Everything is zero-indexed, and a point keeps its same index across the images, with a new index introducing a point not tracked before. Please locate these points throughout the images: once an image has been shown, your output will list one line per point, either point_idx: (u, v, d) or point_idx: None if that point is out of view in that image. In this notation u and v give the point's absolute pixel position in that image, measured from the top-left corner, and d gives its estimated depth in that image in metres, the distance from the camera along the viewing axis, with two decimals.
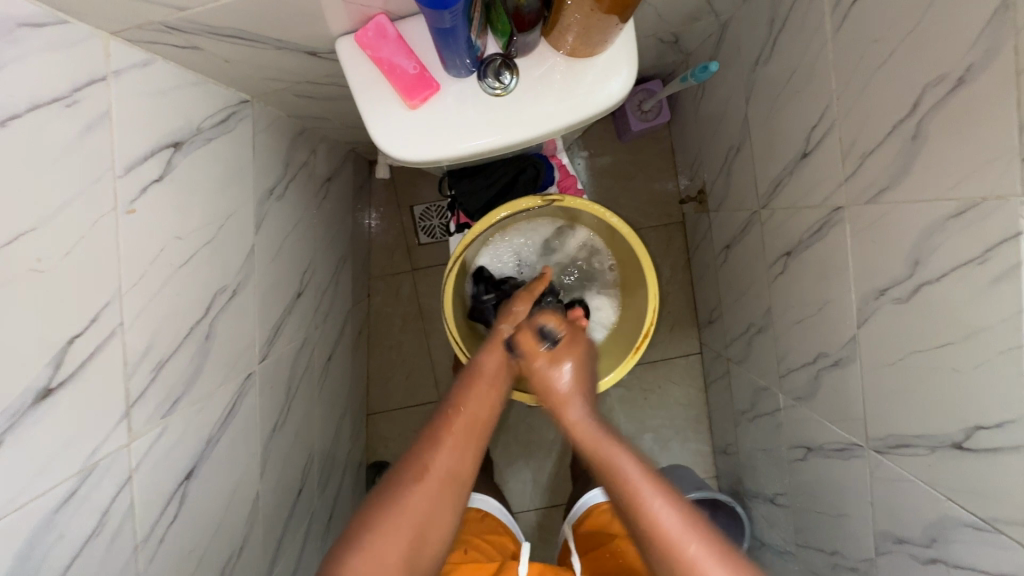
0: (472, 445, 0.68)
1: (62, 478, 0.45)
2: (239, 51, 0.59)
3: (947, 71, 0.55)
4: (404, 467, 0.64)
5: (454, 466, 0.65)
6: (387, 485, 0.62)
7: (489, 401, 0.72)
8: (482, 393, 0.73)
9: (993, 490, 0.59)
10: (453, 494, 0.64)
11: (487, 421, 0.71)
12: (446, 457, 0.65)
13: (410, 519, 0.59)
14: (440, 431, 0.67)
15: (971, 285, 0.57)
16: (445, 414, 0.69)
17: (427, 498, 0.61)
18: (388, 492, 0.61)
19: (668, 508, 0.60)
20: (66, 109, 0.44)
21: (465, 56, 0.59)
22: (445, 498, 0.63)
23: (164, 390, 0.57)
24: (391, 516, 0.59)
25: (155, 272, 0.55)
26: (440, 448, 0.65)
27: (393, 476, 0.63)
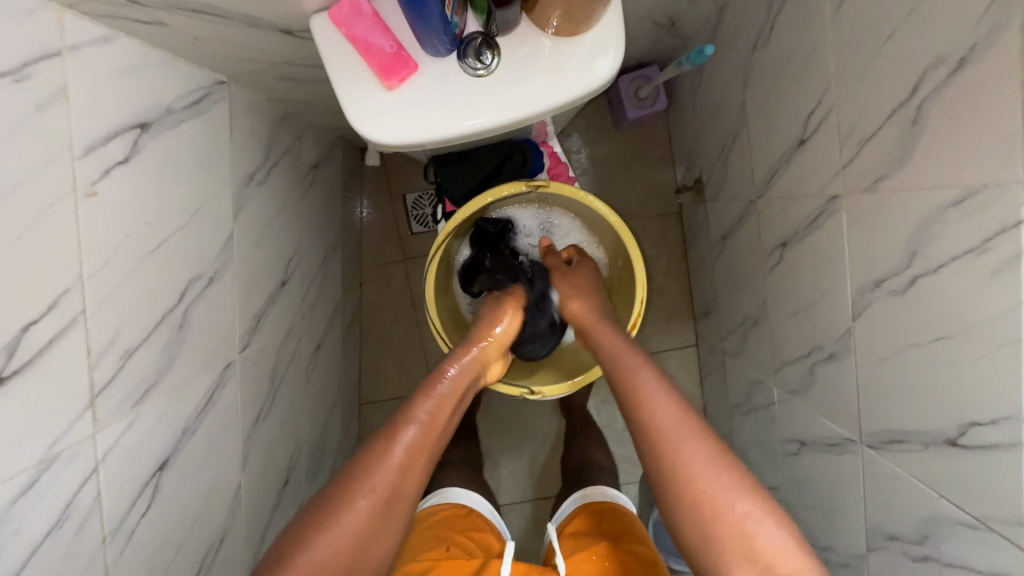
0: (422, 460, 0.64)
1: (20, 470, 0.44)
2: (209, 28, 0.56)
3: (949, 52, 0.52)
4: (347, 484, 0.60)
5: (400, 486, 0.61)
6: (328, 501, 0.59)
7: (446, 414, 0.69)
8: (440, 400, 0.69)
9: (987, 487, 0.57)
10: (396, 515, 0.61)
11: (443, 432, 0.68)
12: (391, 474, 0.61)
13: (343, 542, 0.57)
14: (387, 444, 0.62)
15: (969, 276, 0.54)
16: (401, 424, 0.65)
17: (366, 520, 0.58)
18: (326, 511, 0.58)
19: (672, 404, 0.65)
20: (15, 85, 0.42)
21: (442, 33, 0.56)
22: (385, 519, 0.60)
23: (133, 380, 0.55)
24: (326, 540, 0.56)
25: (121, 259, 0.53)
26: (383, 463, 0.61)
27: (334, 493, 0.59)
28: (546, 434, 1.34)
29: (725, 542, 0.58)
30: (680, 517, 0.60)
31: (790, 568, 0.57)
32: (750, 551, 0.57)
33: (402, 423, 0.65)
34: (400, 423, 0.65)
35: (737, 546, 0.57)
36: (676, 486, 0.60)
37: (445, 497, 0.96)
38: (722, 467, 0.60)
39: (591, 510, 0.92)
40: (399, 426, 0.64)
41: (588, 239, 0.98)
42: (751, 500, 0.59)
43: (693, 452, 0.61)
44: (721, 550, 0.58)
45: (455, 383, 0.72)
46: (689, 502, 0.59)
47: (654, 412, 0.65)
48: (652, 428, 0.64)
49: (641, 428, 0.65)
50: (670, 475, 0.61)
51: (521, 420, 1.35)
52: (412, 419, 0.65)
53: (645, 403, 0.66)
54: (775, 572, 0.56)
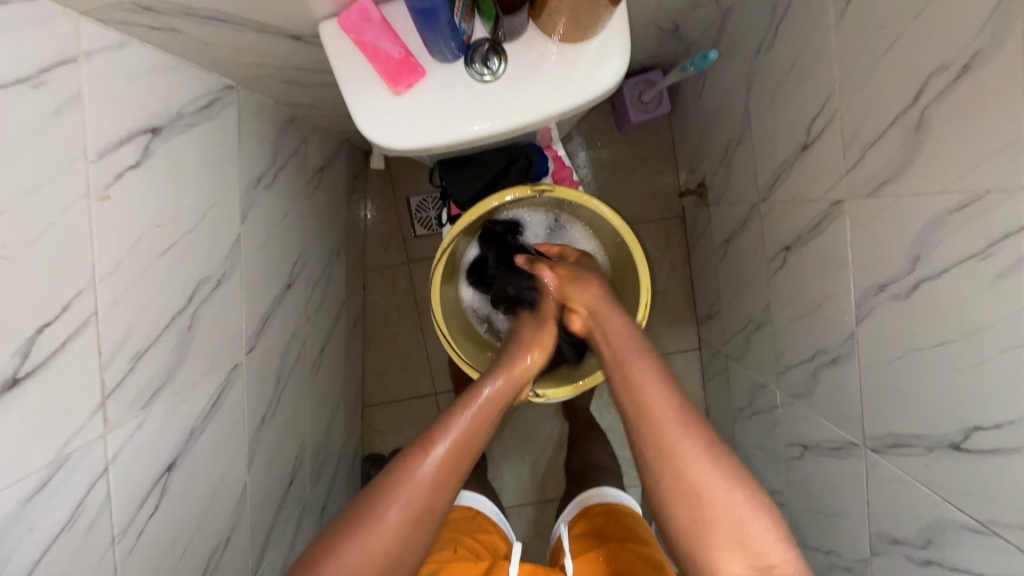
0: (453, 479, 0.63)
1: (33, 469, 0.44)
2: (220, 34, 0.57)
3: (952, 58, 0.53)
4: (378, 498, 0.60)
5: (428, 503, 0.61)
6: (357, 514, 0.59)
7: (481, 435, 0.68)
8: (476, 417, 0.68)
9: (991, 491, 0.57)
10: (422, 531, 0.60)
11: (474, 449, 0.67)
12: (421, 492, 0.61)
13: (372, 558, 0.57)
14: (419, 461, 0.62)
15: (973, 281, 0.55)
16: (432, 438, 0.64)
17: (395, 538, 0.58)
18: (355, 524, 0.58)
19: (667, 395, 0.65)
20: (33, 90, 0.42)
21: (450, 40, 0.57)
22: (414, 536, 0.59)
23: (143, 381, 0.56)
24: (355, 555, 0.56)
25: (132, 261, 0.54)
26: (413, 480, 0.61)
27: (364, 506, 0.59)
28: (548, 437, 1.35)
29: (714, 536, 0.56)
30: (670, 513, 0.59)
31: (780, 558, 0.55)
32: (743, 540, 0.55)
33: (434, 438, 0.64)
34: (432, 439, 0.65)
35: (732, 533, 0.56)
36: (670, 473, 0.60)
37: None
38: (710, 456, 0.60)
39: (598, 511, 0.92)
40: (432, 442, 0.64)
41: (594, 243, 0.99)
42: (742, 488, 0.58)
43: (686, 443, 0.61)
44: (710, 542, 0.56)
45: (493, 401, 0.71)
46: (681, 493, 0.59)
47: (650, 401, 0.65)
48: (646, 417, 0.64)
49: (634, 417, 0.66)
50: (660, 460, 0.61)
51: (524, 422, 1.35)
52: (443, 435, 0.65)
53: (639, 391, 0.67)
54: (768, 565, 0.54)
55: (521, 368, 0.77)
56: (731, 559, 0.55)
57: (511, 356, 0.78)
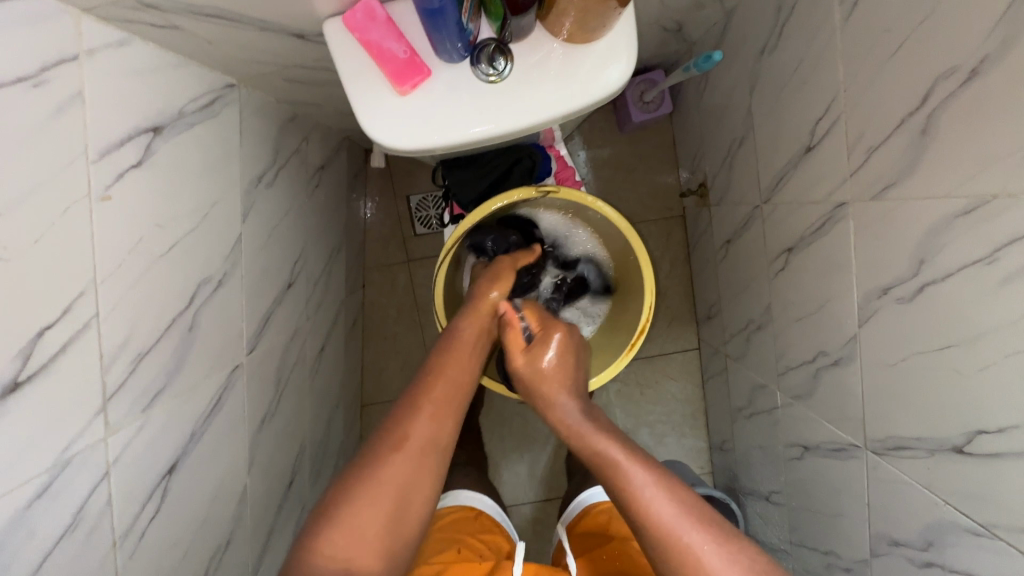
0: (450, 414, 0.68)
1: (34, 474, 0.44)
2: (222, 32, 0.56)
3: (960, 62, 0.53)
4: (385, 438, 0.64)
5: (433, 438, 0.65)
6: (365, 457, 0.63)
7: (468, 370, 0.74)
8: (461, 359, 0.74)
9: (993, 495, 0.58)
10: (432, 464, 0.64)
11: (465, 391, 0.72)
12: (426, 426, 0.65)
13: (386, 489, 0.60)
14: (416, 399, 0.67)
15: (977, 286, 0.55)
16: (426, 381, 0.70)
17: (407, 469, 0.62)
18: (365, 465, 0.62)
19: (660, 492, 0.61)
20: (32, 89, 0.42)
21: (457, 40, 0.56)
22: (422, 467, 0.63)
23: (144, 384, 0.55)
24: (371, 489, 0.59)
25: (133, 262, 0.53)
26: (417, 417, 0.65)
27: (372, 445, 0.63)
28: (548, 436, 1.35)
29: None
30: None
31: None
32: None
33: (430, 382, 0.70)
34: (428, 381, 0.70)
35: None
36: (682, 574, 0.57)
37: (453, 499, 0.96)
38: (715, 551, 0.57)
39: (601, 510, 0.91)
40: (428, 384, 0.69)
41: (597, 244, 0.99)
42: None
43: (695, 539, 0.57)
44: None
45: (471, 339, 0.77)
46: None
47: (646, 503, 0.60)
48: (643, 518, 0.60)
49: (636, 526, 0.61)
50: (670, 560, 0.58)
51: (523, 421, 1.35)
52: (437, 377, 0.70)
53: (634, 496, 0.61)
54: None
55: (482, 303, 0.80)
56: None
57: (474, 299, 0.81)
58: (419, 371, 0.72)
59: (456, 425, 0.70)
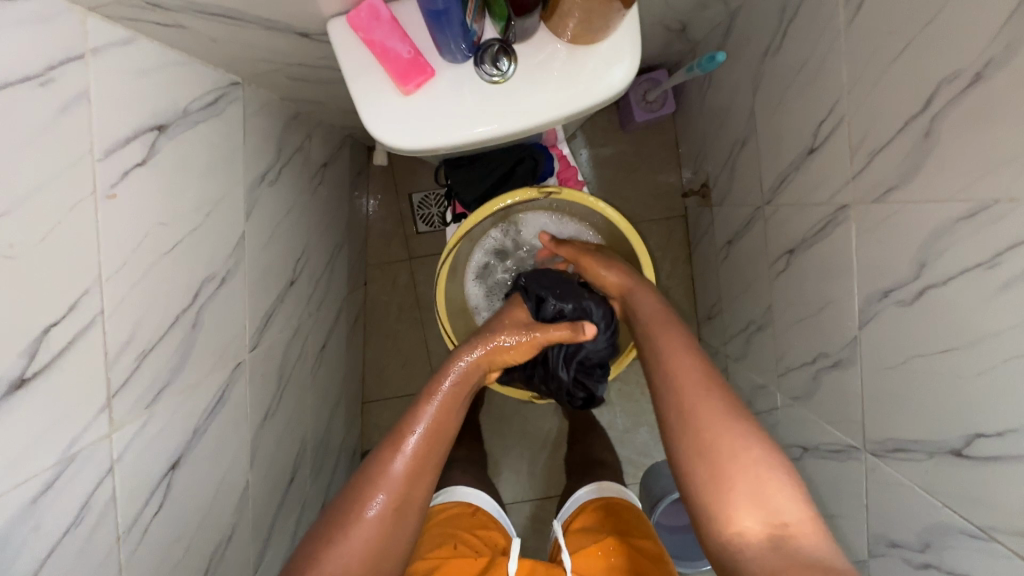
0: (427, 465, 0.65)
1: (40, 469, 0.44)
2: (226, 31, 0.56)
3: (964, 67, 0.53)
4: (357, 492, 0.61)
5: (407, 494, 0.63)
6: (337, 514, 0.60)
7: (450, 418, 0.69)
8: (441, 404, 0.69)
9: (992, 498, 0.58)
10: (405, 519, 0.62)
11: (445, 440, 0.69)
12: (396, 483, 0.62)
13: (358, 549, 0.58)
14: (392, 453, 0.64)
15: (978, 290, 0.55)
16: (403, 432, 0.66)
17: (379, 527, 0.59)
18: (339, 520, 0.59)
19: (698, 365, 0.70)
20: (40, 88, 0.42)
21: (461, 40, 0.56)
22: (395, 526, 0.61)
23: (148, 380, 0.56)
24: (340, 549, 0.57)
25: (138, 260, 0.53)
26: (388, 471, 0.62)
27: (348, 500, 0.61)
28: (548, 435, 1.35)
29: (735, 484, 0.60)
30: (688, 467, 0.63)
31: (795, 518, 0.57)
32: (759, 494, 0.59)
33: (406, 429, 0.66)
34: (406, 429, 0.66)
35: (746, 491, 0.59)
36: (698, 436, 0.64)
37: (452, 495, 0.96)
38: (733, 421, 0.64)
39: (598, 506, 0.92)
40: (403, 435, 0.66)
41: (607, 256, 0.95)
42: (756, 447, 0.62)
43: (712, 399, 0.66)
44: (730, 490, 0.60)
45: (454, 384, 0.71)
46: (706, 452, 0.63)
47: (678, 359, 0.70)
48: (670, 376, 0.69)
49: (663, 379, 0.70)
50: (686, 417, 0.65)
51: (523, 419, 1.36)
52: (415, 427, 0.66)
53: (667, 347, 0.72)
54: (783, 523, 0.57)
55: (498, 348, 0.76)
56: (747, 514, 0.58)
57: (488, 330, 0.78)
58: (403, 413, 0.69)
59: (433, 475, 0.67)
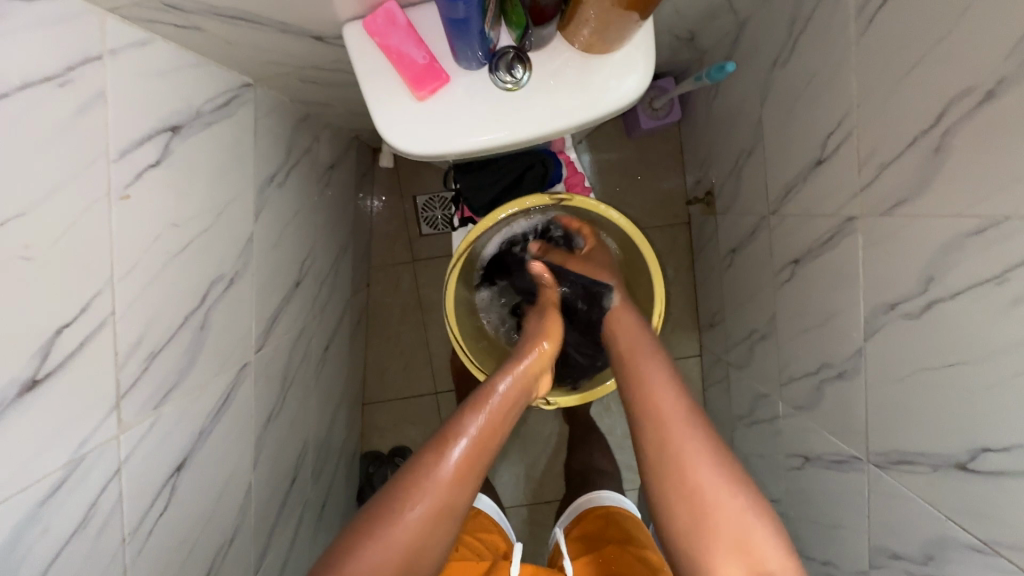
0: (473, 472, 0.65)
1: (49, 471, 0.44)
2: (243, 33, 0.56)
3: (976, 84, 0.53)
4: (401, 491, 0.62)
5: (449, 497, 0.62)
6: (379, 514, 0.60)
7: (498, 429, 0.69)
8: (490, 415, 0.69)
9: (997, 513, 0.58)
10: (443, 527, 0.62)
11: (491, 447, 0.68)
12: (445, 488, 0.62)
13: (395, 553, 0.58)
14: (439, 458, 0.63)
15: (986, 305, 0.55)
16: (449, 438, 0.65)
17: (417, 530, 0.60)
18: (381, 517, 0.60)
19: (675, 398, 0.69)
20: (57, 89, 0.42)
21: (478, 48, 0.57)
22: (432, 531, 0.61)
23: (156, 381, 0.56)
24: (379, 549, 0.58)
25: (149, 260, 0.53)
26: (435, 477, 0.62)
27: (386, 505, 0.61)
28: (548, 439, 1.35)
29: (711, 536, 0.60)
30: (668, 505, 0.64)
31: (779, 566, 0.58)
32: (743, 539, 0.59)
33: (453, 436, 0.66)
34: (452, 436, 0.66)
35: (733, 541, 0.59)
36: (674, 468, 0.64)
37: None
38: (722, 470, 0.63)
39: (599, 513, 0.92)
40: (450, 441, 0.65)
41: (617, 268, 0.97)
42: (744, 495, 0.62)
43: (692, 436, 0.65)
44: (707, 543, 0.60)
45: (505, 394, 0.72)
46: (688, 494, 0.62)
47: (663, 401, 0.69)
48: (662, 427, 0.67)
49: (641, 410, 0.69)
50: (663, 454, 0.65)
51: (523, 423, 1.35)
52: (463, 433, 0.66)
53: (650, 390, 0.70)
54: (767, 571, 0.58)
55: (535, 361, 0.78)
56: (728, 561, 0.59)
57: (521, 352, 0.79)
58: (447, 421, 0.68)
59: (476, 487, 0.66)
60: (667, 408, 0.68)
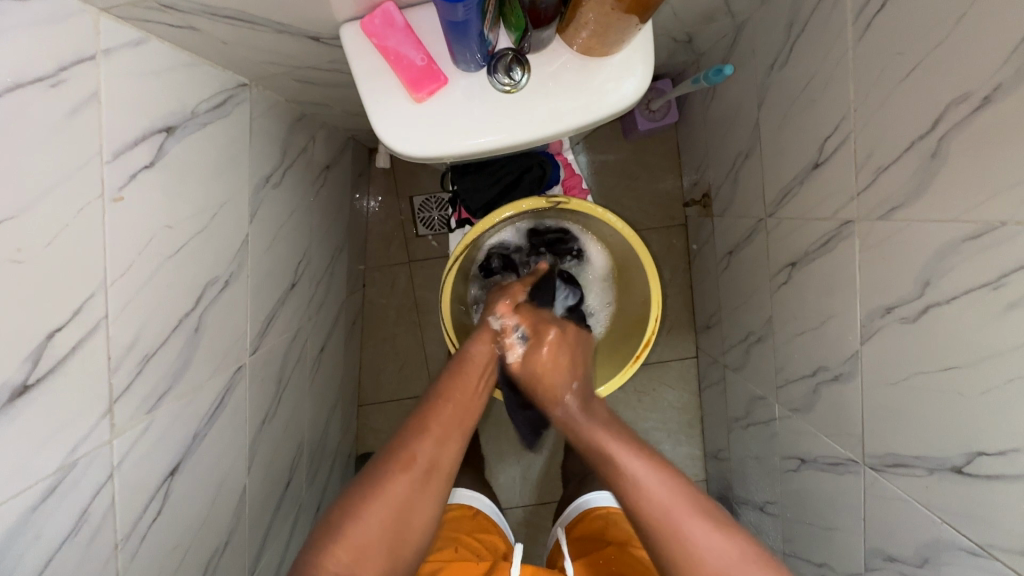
0: (456, 434, 0.68)
1: (40, 477, 0.43)
2: (238, 32, 0.56)
3: (973, 89, 0.54)
4: (391, 454, 0.63)
5: (437, 455, 0.64)
6: (371, 476, 0.61)
7: (474, 392, 0.73)
8: (465, 381, 0.73)
9: (993, 516, 0.58)
10: (435, 485, 0.63)
11: (472, 412, 0.72)
12: (431, 448, 0.64)
13: (390, 510, 0.59)
14: (424, 421, 0.67)
15: (982, 309, 0.56)
16: (431, 405, 0.69)
17: (410, 488, 0.61)
18: (372, 479, 0.61)
19: (654, 480, 0.63)
20: (49, 90, 0.41)
21: (476, 51, 0.56)
22: (424, 489, 0.62)
23: (150, 385, 0.55)
24: (374, 507, 0.59)
25: (143, 263, 0.52)
26: (423, 436, 0.65)
27: (376, 466, 0.62)
28: (544, 441, 1.35)
29: None
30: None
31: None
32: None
33: (435, 402, 0.69)
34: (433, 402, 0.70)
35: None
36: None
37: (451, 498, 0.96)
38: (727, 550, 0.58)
39: (598, 514, 0.92)
40: (431, 406, 0.69)
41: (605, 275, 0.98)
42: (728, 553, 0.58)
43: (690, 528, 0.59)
44: None
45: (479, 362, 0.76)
46: None
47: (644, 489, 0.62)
48: (651, 517, 0.61)
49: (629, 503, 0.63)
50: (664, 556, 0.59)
51: None
52: (443, 399, 0.70)
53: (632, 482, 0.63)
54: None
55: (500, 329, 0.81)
56: None
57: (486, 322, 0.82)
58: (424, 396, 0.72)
59: (460, 450, 0.68)
60: (657, 498, 0.61)
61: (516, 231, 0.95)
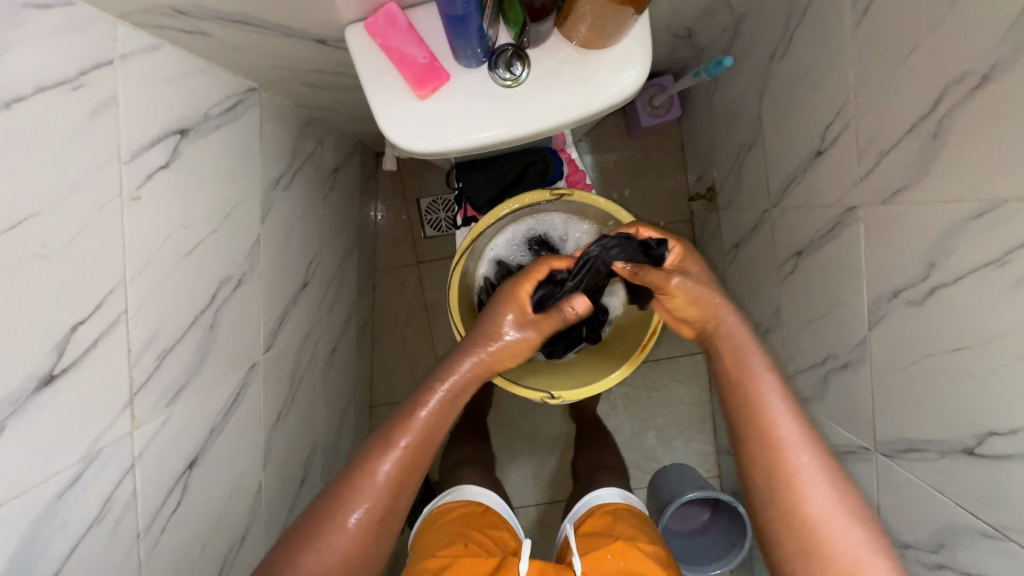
0: (412, 474, 0.64)
1: (65, 465, 0.45)
2: (248, 38, 0.58)
3: (972, 68, 0.54)
4: (336, 502, 0.61)
5: (393, 502, 0.62)
6: (321, 521, 0.60)
7: (438, 420, 0.67)
8: (433, 413, 0.66)
9: (1005, 497, 0.58)
10: (385, 531, 0.62)
11: (434, 442, 0.67)
12: (380, 491, 0.62)
13: (331, 559, 0.58)
14: (377, 462, 0.63)
15: (987, 288, 0.56)
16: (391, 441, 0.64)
17: (357, 539, 0.60)
18: (319, 528, 0.59)
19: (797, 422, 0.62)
20: (71, 93, 0.43)
21: (477, 46, 0.58)
22: (375, 536, 0.61)
23: (167, 380, 0.56)
24: (316, 556, 0.58)
25: (161, 260, 0.54)
26: (371, 482, 0.62)
27: (322, 511, 0.60)
28: (556, 439, 1.36)
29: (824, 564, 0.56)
30: (761, 477, 0.61)
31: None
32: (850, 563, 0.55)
33: (395, 436, 0.64)
34: (393, 434, 0.65)
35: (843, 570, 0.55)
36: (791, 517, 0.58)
37: (460, 494, 0.96)
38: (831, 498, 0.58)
39: (607, 511, 0.92)
40: (389, 445, 0.64)
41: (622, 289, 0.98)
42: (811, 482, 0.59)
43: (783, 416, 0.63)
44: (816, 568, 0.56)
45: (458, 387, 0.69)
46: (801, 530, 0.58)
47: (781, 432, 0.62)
48: (767, 443, 0.62)
49: (749, 435, 0.63)
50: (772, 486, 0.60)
51: (530, 423, 1.36)
52: (405, 433, 0.65)
53: (769, 428, 0.62)
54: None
55: (499, 355, 0.71)
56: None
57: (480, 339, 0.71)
58: (393, 414, 0.67)
59: (416, 488, 0.66)
60: (792, 436, 0.62)
61: (534, 223, 0.96)
